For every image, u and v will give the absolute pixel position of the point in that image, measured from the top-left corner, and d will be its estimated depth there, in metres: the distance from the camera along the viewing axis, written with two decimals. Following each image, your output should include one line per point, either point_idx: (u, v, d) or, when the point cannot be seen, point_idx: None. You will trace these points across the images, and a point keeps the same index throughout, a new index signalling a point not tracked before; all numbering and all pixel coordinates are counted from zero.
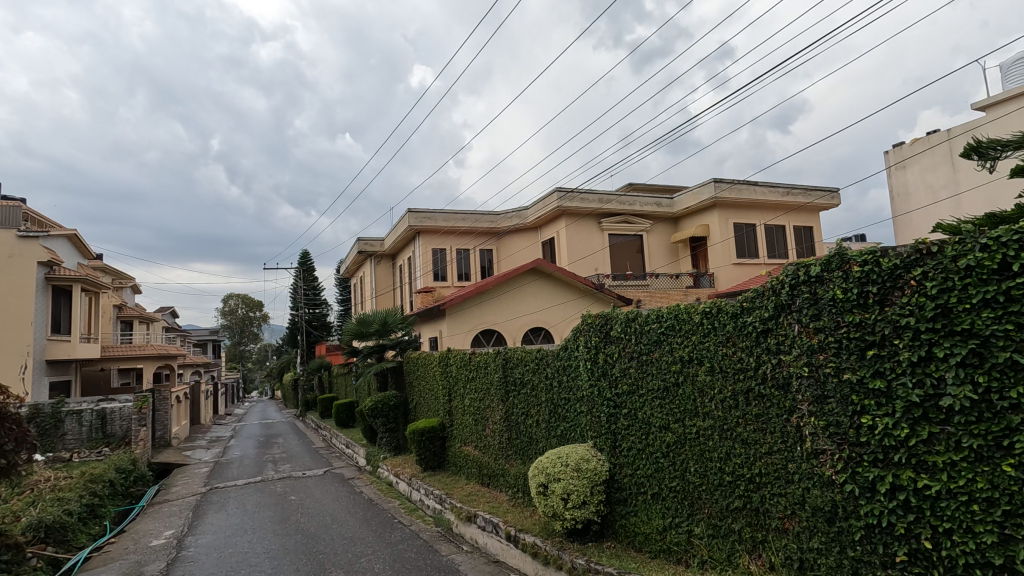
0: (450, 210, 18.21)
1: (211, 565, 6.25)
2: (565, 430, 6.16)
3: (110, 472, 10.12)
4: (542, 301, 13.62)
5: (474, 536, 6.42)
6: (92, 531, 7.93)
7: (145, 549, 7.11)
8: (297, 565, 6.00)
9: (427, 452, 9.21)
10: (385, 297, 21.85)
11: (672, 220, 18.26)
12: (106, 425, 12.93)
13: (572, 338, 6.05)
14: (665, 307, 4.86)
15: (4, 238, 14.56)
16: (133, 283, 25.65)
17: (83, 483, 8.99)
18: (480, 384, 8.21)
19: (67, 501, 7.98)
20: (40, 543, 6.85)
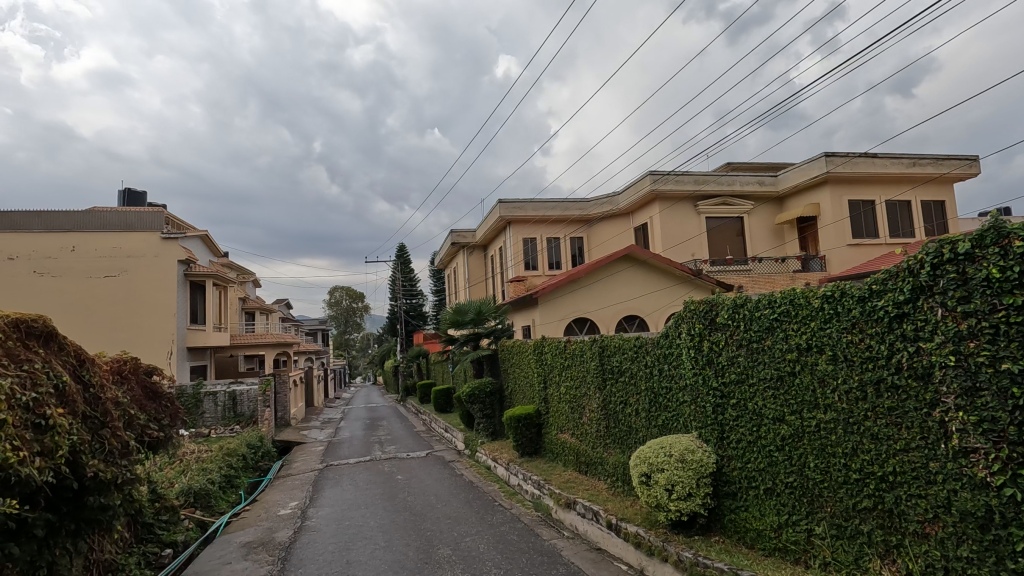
0: (540, 199, 18.26)
1: (331, 535, 6.80)
2: (666, 420, 5.99)
3: (243, 447, 11.28)
4: (636, 289, 13.28)
5: (575, 522, 6.43)
6: (231, 499, 8.90)
7: (274, 517, 7.88)
8: (407, 540, 6.34)
9: (524, 438, 9.36)
10: (479, 288, 22.39)
11: (777, 200, 17.03)
12: (236, 405, 14.40)
13: (674, 325, 5.85)
14: (778, 291, 4.55)
15: (151, 239, 16.62)
16: (255, 278, 28.28)
17: (222, 456, 10.11)
18: (576, 372, 8.18)
19: (210, 471, 9.02)
20: (191, 506, 7.79)
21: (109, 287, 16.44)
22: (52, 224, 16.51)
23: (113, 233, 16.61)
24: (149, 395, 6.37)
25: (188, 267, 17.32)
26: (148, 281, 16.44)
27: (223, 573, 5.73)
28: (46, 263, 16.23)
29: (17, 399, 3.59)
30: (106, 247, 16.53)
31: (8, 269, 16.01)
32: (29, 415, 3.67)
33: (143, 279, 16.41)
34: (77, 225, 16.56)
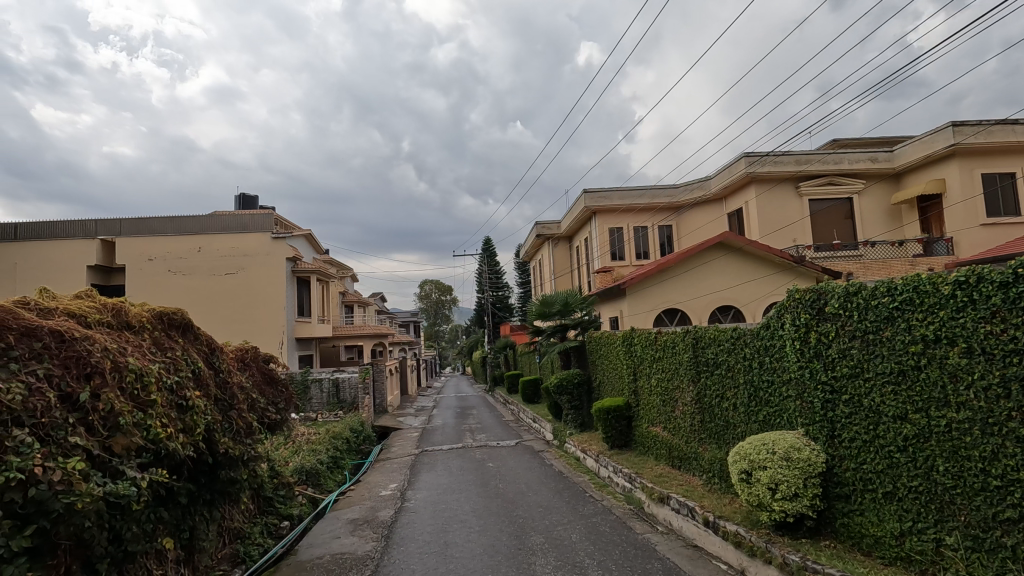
0: (626, 187, 17.88)
1: (429, 516, 7.13)
2: (768, 415, 5.66)
3: (346, 431, 12.09)
4: (730, 278, 12.62)
5: (669, 518, 6.28)
6: (337, 478, 9.60)
7: (377, 497, 8.39)
8: (500, 526, 6.51)
9: (614, 430, 9.25)
10: (564, 279, 22.31)
11: (892, 178, 15.46)
12: (340, 392, 15.44)
13: (776, 315, 5.51)
14: (899, 277, 4.14)
15: (263, 239, 18.17)
16: (352, 273, 30.06)
17: (328, 439, 10.90)
18: (668, 364, 7.95)
19: (319, 452, 9.76)
20: (304, 484, 8.49)
21: (229, 283, 18.17)
22: (181, 228, 18.44)
23: (232, 234, 18.32)
24: (267, 381, 7.01)
25: (295, 264, 18.79)
26: (262, 277, 18.07)
27: (333, 546, 6.20)
28: (178, 263, 18.22)
29: (164, 381, 4.08)
30: (226, 247, 18.29)
31: (147, 268, 18.10)
32: (173, 396, 4.17)
33: (258, 275, 18.03)
34: (202, 227, 18.40)
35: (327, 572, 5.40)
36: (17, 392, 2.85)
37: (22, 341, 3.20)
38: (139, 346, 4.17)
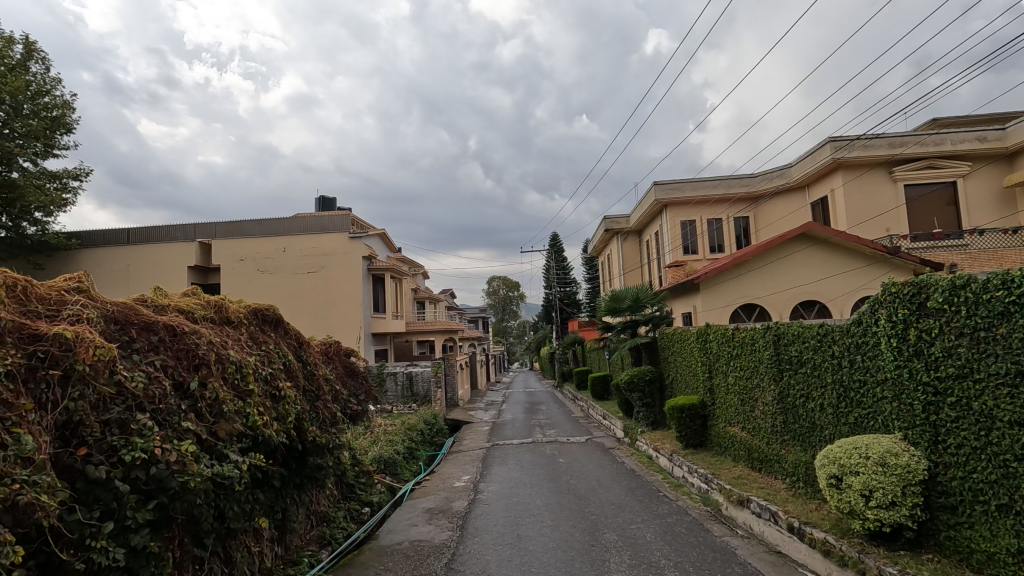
0: (699, 178, 17.26)
1: (502, 509, 7.25)
2: (860, 417, 5.31)
3: (421, 423, 12.49)
4: (815, 271, 11.88)
5: (749, 522, 6.04)
6: (413, 468, 9.96)
7: (451, 488, 8.64)
8: (573, 522, 6.50)
9: (688, 429, 9.00)
10: (634, 275, 21.87)
11: (1004, 159, 13.94)
12: (414, 385, 15.98)
13: (869, 311, 5.14)
14: (1016, 269, 3.75)
15: (341, 240, 19.12)
16: (424, 271, 30.95)
17: (404, 430, 11.32)
18: (746, 361, 7.62)
19: (395, 443, 10.15)
20: (383, 473, 8.88)
21: (310, 281, 19.23)
22: (269, 230, 19.72)
23: (313, 235, 19.36)
24: (349, 374, 7.40)
25: (370, 262, 19.65)
26: (341, 274, 19.02)
27: (411, 534, 6.43)
28: (265, 262, 19.49)
29: (259, 372, 4.40)
30: (308, 247, 19.36)
31: (239, 268, 19.48)
32: (267, 386, 4.49)
33: (337, 273, 19.02)
34: (286, 229, 19.55)
35: (406, 557, 5.62)
36: (139, 380, 3.16)
37: (142, 334, 3.55)
38: (238, 339, 4.52)
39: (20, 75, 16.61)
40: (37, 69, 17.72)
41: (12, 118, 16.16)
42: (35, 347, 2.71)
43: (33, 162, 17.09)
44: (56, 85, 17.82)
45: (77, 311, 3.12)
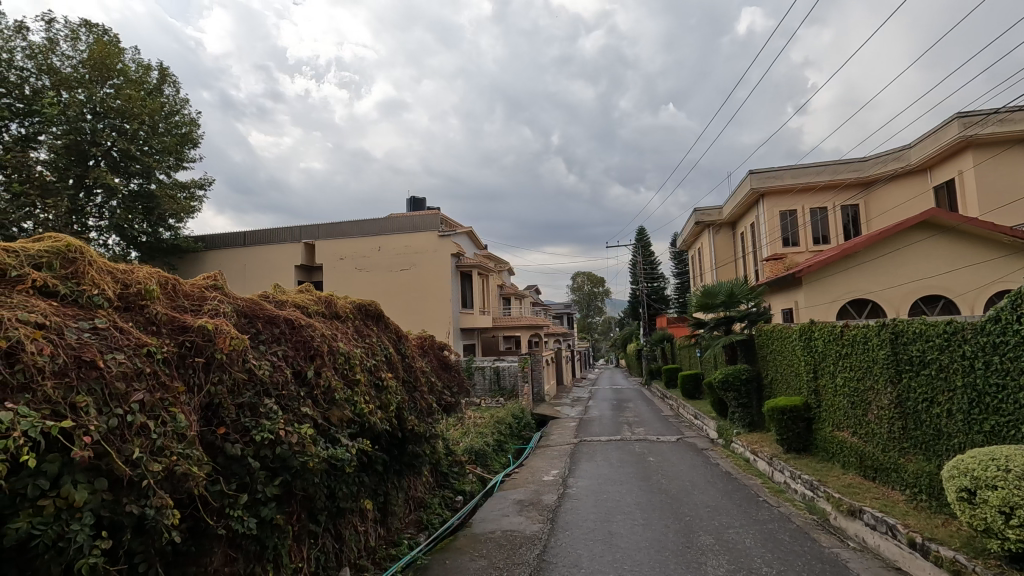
0: (801, 165, 16.09)
1: (592, 505, 7.24)
2: (997, 425, 4.75)
3: (509, 417, 12.72)
4: (939, 263, 10.68)
5: (862, 534, 5.60)
6: (503, 461, 10.19)
7: (540, 481, 8.75)
8: (666, 522, 6.36)
9: (790, 432, 8.47)
10: (728, 269, 20.88)
11: None
12: (501, 379, 16.29)
13: (1010, 306, 4.58)
14: None
15: (430, 239, 19.89)
16: (509, 267, 31.40)
17: (493, 424, 11.60)
18: (857, 362, 7.05)
19: (485, 435, 10.43)
20: (474, 463, 9.17)
21: (403, 279, 20.16)
22: (365, 230, 20.85)
23: (405, 234, 20.25)
24: (443, 366, 7.73)
25: (459, 259, 20.31)
26: (432, 272, 19.80)
27: (503, 523, 6.58)
28: (362, 261, 20.68)
29: (365, 363, 4.72)
30: (401, 246, 20.29)
31: (339, 267, 20.84)
32: (372, 377, 4.79)
33: (428, 270, 19.84)
34: (381, 229, 20.58)
35: (499, 546, 5.77)
36: (266, 368, 3.51)
37: (267, 327, 3.92)
38: (346, 332, 4.88)
39: (156, 98, 18.78)
40: (169, 91, 19.92)
41: (150, 136, 18.31)
42: (185, 337, 3.11)
43: (167, 174, 19.25)
44: (184, 105, 19.97)
45: (215, 306, 3.51)
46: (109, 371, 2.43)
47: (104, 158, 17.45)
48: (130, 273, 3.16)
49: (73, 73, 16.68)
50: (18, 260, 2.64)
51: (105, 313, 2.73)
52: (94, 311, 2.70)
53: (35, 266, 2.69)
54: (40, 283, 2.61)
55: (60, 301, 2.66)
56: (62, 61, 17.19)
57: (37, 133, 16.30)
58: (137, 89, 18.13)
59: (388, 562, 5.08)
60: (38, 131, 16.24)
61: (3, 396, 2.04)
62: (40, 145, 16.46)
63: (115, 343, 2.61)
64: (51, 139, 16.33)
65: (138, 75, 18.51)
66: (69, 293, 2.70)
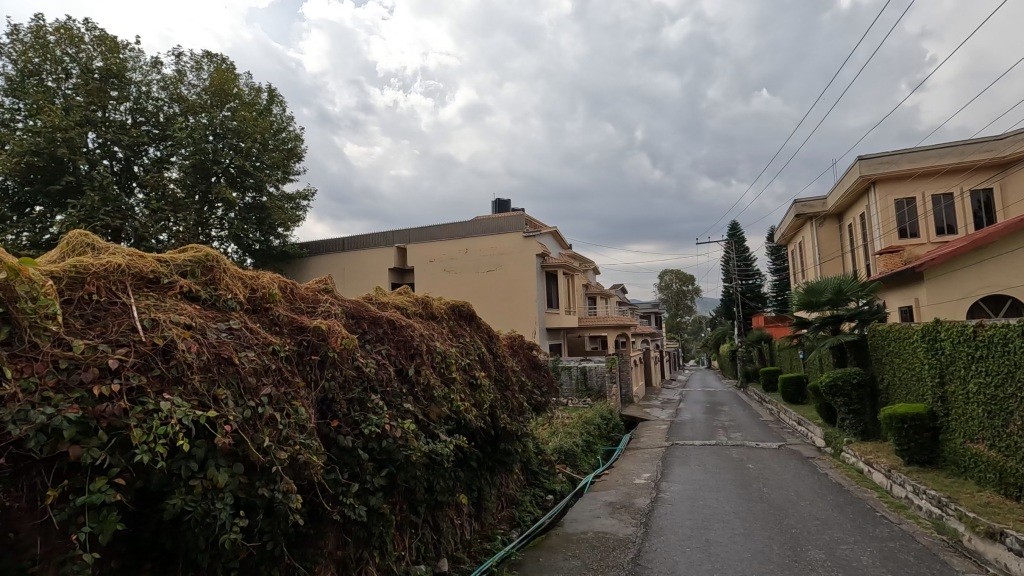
0: (920, 147, 14.42)
1: (687, 511, 6.98)
2: None
3: (597, 418, 12.59)
4: None
5: (1003, 559, 4.96)
6: (592, 462, 10.11)
7: (632, 484, 8.59)
8: (770, 534, 6.02)
9: (912, 442, 7.69)
10: (834, 264, 19.32)
11: None
12: (588, 379, 16.15)
13: None
14: None
15: (515, 239, 20.13)
16: (595, 266, 31.06)
17: (582, 424, 11.55)
18: (996, 367, 6.25)
19: (574, 435, 10.41)
20: (564, 463, 9.19)
21: (490, 279, 20.57)
22: (453, 233, 21.48)
23: (490, 235, 20.61)
24: (532, 366, 7.82)
25: (544, 259, 20.40)
26: (517, 272, 20.05)
27: (595, 524, 6.53)
28: (451, 263, 21.34)
29: (460, 362, 4.90)
30: (487, 247, 20.69)
31: (429, 269, 21.66)
32: (467, 375, 4.95)
33: (514, 271, 20.13)
34: (468, 231, 21.11)
35: (592, 547, 5.74)
36: (372, 365, 3.74)
37: (372, 327, 4.18)
38: (443, 333, 5.09)
39: (267, 117, 20.53)
40: (277, 110, 21.70)
41: (262, 152, 20.05)
42: (303, 336, 3.39)
43: (276, 187, 20.98)
44: (290, 122, 21.68)
45: (327, 308, 3.80)
46: (243, 367, 2.71)
47: (223, 175, 19.32)
48: (256, 278, 3.49)
49: (198, 99, 18.69)
50: (169, 268, 2.99)
51: (238, 315, 3.05)
52: (230, 313, 3.03)
53: (181, 273, 3.04)
54: (186, 288, 2.95)
55: (202, 305, 3.00)
56: (189, 90, 19.27)
57: (169, 155, 18.41)
58: (250, 110, 19.93)
59: (483, 556, 5.21)
60: (170, 153, 18.36)
61: (162, 387, 2.33)
62: (172, 166, 18.53)
63: (247, 342, 2.90)
64: (181, 160, 18.33)
65: (251, 98, 20.35)
66: (208, 298, 3.04)
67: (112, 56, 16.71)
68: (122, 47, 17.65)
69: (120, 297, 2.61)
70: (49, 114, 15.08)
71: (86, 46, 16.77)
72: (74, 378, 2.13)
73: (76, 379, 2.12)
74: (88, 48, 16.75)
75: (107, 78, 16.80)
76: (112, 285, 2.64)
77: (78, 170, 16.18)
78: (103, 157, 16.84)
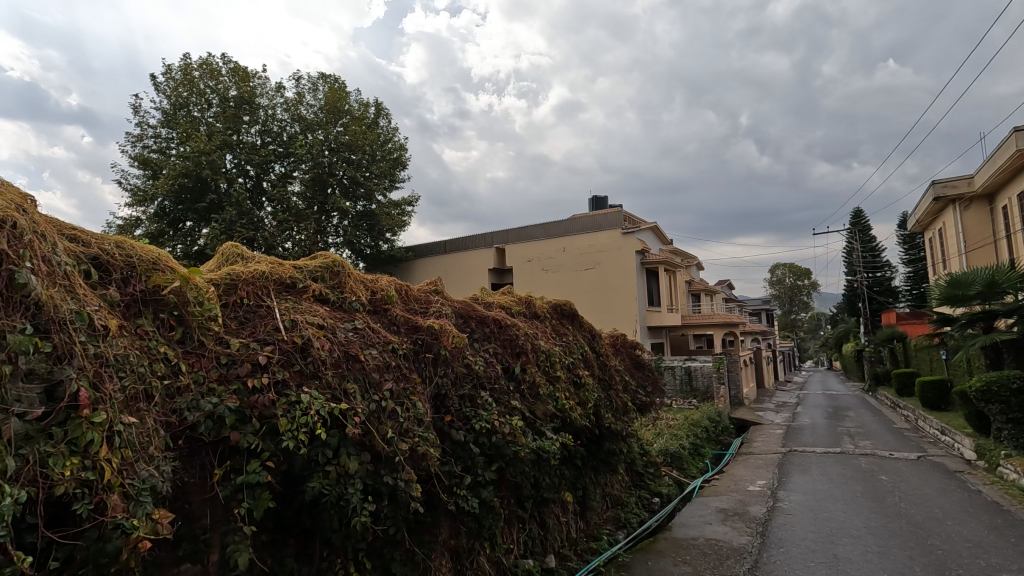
0: None
1: (809, 523, 6.48)
2: None
3: (705, 420, 12.06)
4: None
5: None
6: (700, 466, 9.70)
7: (745, 491, 8.12)
8: (910, 553, 5.44)
9: None
10: (984, 252, 16.90)
11: None
12: (693, 380, 15.49)
13: None
14: None
15: (614, 236, 19.78)
16: (699, 262, 29.76)
17: (688, 425, 11.13)
18: None
19: (681, 437, 10.05)
20: (670, 466, 8.91)
21: (589, 277, 20.41)
22: (550, 232, 21.56)
23: (588, 233, 20.44)
24: (636, 365, 7.67)
25: (644, 256, 19.83)
26: (617, 270, 19.71)
27: (706, 531, 6.26)
28: (549, 262, 21.46)
29: (564, 361, 4.94)
30: (585, 245, 20.54)
31: (528, 268, 21.95)
32: (570, 374, 4.97)
33: (613, 268, 19.80)
34: (565, 230, 21.10)
35: (704, 554, 5.52)
36: (481, 364, 3.89)
37: (479, 326, 4.35)
38: (546, 331, 5.15)
39: (375, 130, 21.87)
40: (384, 122, 23.05)
41: (371, 163, 21.41)
42: (417, 335, 3.60)
43: (384, 195, 22.31)
44: (395, 132, 22.94)
45: (438, 308, 4.00)
46: (368, 364, 2.94)
47: (338, 186, 20.88)
48: (375, 281, 3.76)
49: (316, 118, 20.38)
50: (303, 274, 3.32)
51: (361, 316, 3.30)
52: (354, 314, 3.29)
53: (313, 278, 3.36)
54: (317, 292, 3.26)
55: (331, 306, 3.29)
56: (308, 110, 21.05)
57: (292, 171, 20.21)
58: (360, 124, 21.36)
59: (590, 555, 5.20)
60: (292, 169, 20.14)
61: (302, 380, 2.60)
62: (294, 180, 20.33)
63: (371, 341, 3.14)
64: (302, 174, 20.06)
65: (361, 112, 21.80)
66: (336, 300, 3.33)
67: (243, 85, 18.68)
68: (252, 76, 19.66)
69: (265, 301, 2.93)
70: (196, 140, 17.17)
71: (223, 78, 18.93)
72: (232, 372, 2.44)
73: (233, 373, 2.43)
74: (225, 80, 18.85)
75: (241, 105, 18.80)
76: (259, 290, 2.98)
77: (218, 188, 18.27)
78: (238, 175, 18.88)
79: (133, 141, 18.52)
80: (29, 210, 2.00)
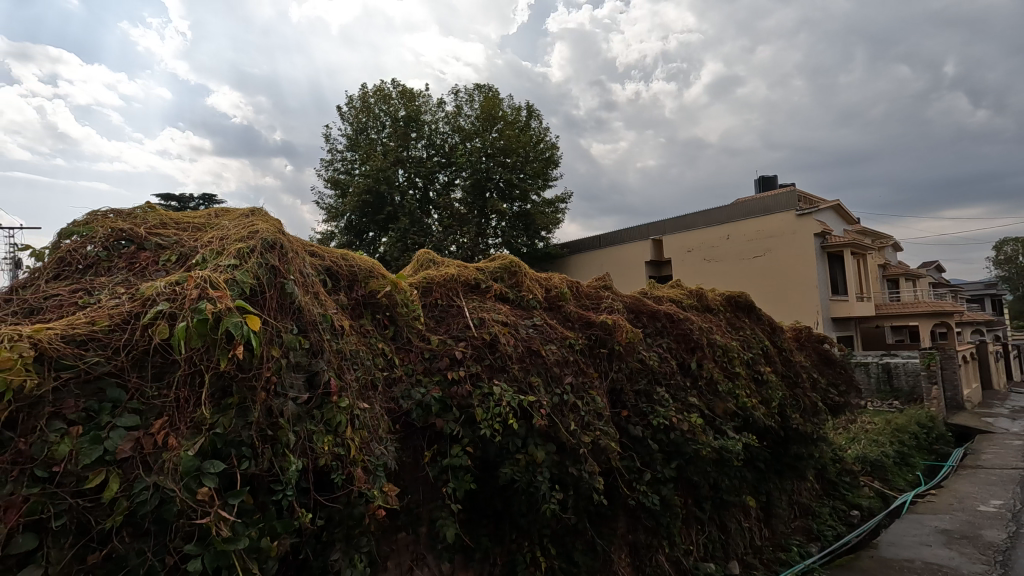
0: None
1: None
2: None
3: (913, 425, 10.40)
4: None
5: None
6: (909, 477, 8.39)
7: (974, 511, 6.82)
8: None
9: None
10: None
11: None
12: (892, 378, 13.47)
13: None
14: None
15: (788, 219, 17.89)
16: (896, 242, 25.61)
17: (890, 431, 9.70)
18: None
19: (882, 444, 8.81)
20: (869, 475, 7.88)
21: (758, 266, 18.80)
22: (711, 219, 20.29)
23: (756, 218, 18.80)
24: (824, 361, 6.91)
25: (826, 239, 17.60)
26: (792, 256, 17.85)
27: (924, 553, 5.41)
28: (711, 251, 20.23)
29: (743, 357, 4.64)
30: (753, 231, 18.95)
31: (688, 259, 20.93)
32: (750, 370, 4.65)
33: (787, 255, 17.97)
34: (728, 216, 19.67)
35: None
36: (655, 359, 3.84)
37: (650, 321, 4.30)
38: (721, 325, 4.89)
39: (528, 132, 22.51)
40: (536, 123, 23.63)
41: (525, 164, 22.14)
42: (591, 330, 3.67)
43: (539, 195, 22.90)
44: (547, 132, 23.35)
45: (610, 304, 4.02)
46: (549, 358, 3.07)
47: (496, 189, 21.93)
48: (549, 280, 3.92)
49: (473, 127, 21.66)
50: (485, 275, 3.58)
51: (539, 313, 3.46)
52: (532, 311, 3.46)
53: (494, 279, 3.61)
54: (499, 291, 3.49)
55: (511, 305, 3.50)
56: (466, 120, 22.47)
57: (454, 179, 21.74)
58: (513, 127, 22.19)
59: (779, 566, 4.81)
60: (454, 177, 21.65)
61: (492, 373, 2.81)
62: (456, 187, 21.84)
63: (550, 336, 3.27)
64: (462, 181, 21.45)
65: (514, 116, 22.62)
66: (516, 298, 3.53)
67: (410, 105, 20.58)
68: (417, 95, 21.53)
69: (455, 301, 3.23)
70: (374, 160, 19.41)
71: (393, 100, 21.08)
72: (434, 366, 2.72)
73: (436, 366, 2.71)
74: (395, 103, 20.99)
75: (409, 124, 20.78)
76: (450, 291, 3.29)
77: (393, 200, 20.39)
78: (409, 187, 20.86)
79: (327, 165, 21.48)
80: (286, 233, 2.46)
